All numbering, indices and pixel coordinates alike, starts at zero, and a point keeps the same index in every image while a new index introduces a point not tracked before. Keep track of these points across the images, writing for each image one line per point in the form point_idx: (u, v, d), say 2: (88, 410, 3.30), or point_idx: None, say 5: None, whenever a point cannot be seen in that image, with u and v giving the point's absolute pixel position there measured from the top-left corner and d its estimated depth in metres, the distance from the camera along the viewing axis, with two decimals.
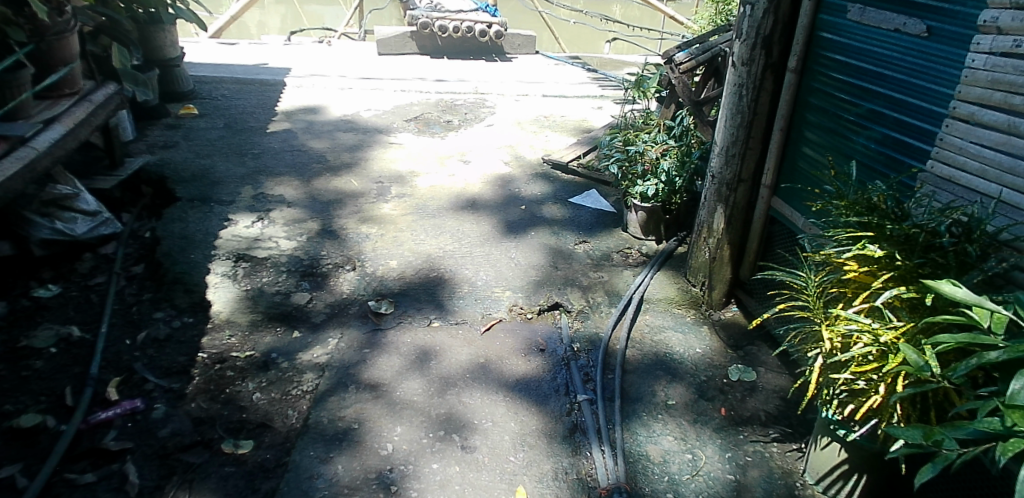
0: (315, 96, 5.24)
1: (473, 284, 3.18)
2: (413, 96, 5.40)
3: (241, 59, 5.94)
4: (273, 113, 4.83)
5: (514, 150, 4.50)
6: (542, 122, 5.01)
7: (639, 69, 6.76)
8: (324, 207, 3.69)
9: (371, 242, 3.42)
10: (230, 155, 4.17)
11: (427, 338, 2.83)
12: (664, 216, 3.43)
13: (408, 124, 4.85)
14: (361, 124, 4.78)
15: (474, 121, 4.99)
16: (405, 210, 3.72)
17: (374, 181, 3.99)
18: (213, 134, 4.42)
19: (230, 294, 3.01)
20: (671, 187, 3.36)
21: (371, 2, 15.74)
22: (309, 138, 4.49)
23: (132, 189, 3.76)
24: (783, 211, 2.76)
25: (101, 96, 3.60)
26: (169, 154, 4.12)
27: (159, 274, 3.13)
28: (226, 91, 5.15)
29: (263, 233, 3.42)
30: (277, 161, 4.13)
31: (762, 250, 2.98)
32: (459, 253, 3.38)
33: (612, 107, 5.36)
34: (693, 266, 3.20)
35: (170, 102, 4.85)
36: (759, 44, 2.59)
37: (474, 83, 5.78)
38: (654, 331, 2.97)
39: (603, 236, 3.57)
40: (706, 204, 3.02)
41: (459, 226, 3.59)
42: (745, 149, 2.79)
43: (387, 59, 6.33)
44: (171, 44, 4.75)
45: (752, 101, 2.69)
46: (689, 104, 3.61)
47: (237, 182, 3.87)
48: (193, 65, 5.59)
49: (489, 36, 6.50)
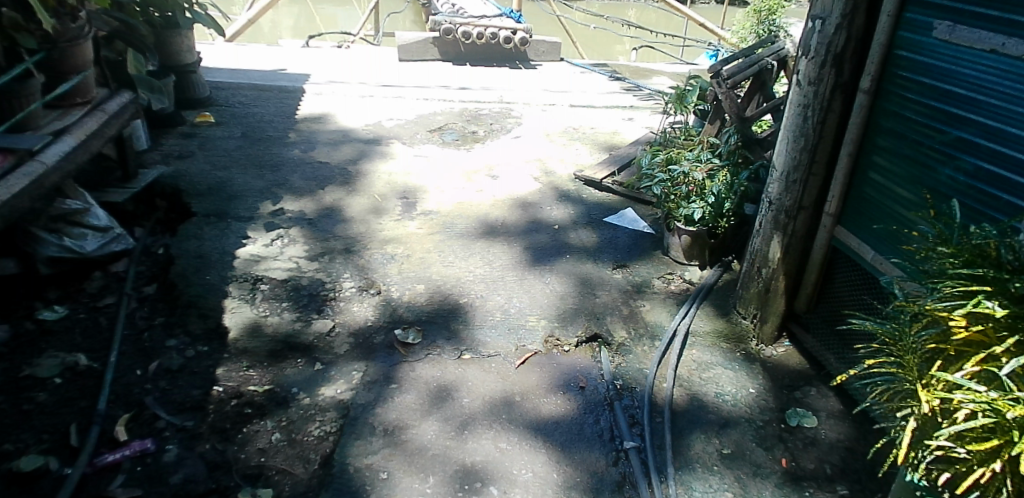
0: (336, 104, 5.05)
1: (506, 311, 2.97)
2: (436, 105, 5.21)
3: (258, 64, 5.77)
4: (292, 122, 4.65)
5: (544, 164, 4.29)
6: (571, 134, 4.80)
7: (667, 78, 6.54)
8: (346, 224, 3.50)
9: (396, 264, 3.22)
10: (247, 166, 3.98)
11: (457, 373, 2.62)
12: (710, 241, 3.21)
13: (431, 135, 4.66)
14: (383, 134, 4.59)
15: (500, 132, 4.79)
16: (431, 229, 3.52)
17: (397, 197, 3.79)
18: (230, 144, 4.24)
19: (247, 320, 2.82)
20: (718, 210, 3.13)
21: (387, 6, 15.60)
22: (330, 149, 4.30)
23: (145, 203, 3.58)
24: (850, 242, 2.54)
25: (115, 105, 3.43)
26: (184, 165, 3.94)
27: (172, 297, 2.95)
28: (243, 98, 4.98)
29: (283, 253, 3.23)
30: (297, 174, 3.95)
31: (821, 282, 2.76)
32: (490, 277, 3.16)
33: (643, 119, 5.15)
34: (744, 296, 2.97)
35: (185, 109, 4.68)
36: (829, 61, 2.38)
37: (499, 92, 5.58)
38: (703, 368, 2.75)
39: (642, 261, 3.35)
40: (761, 231, 2.81)
41: (489, 248, 3.39)
42: (807, 175, 2.58)
43: (408, 66, 6.15)
44: (188, 50, 4.58)
45: (818, 123, 2.48)
46: (736, 120, 3.35)
47: (255, 196, 3.68)
48: (210, 70, 5.42)
49: (513, 43, 6.32)
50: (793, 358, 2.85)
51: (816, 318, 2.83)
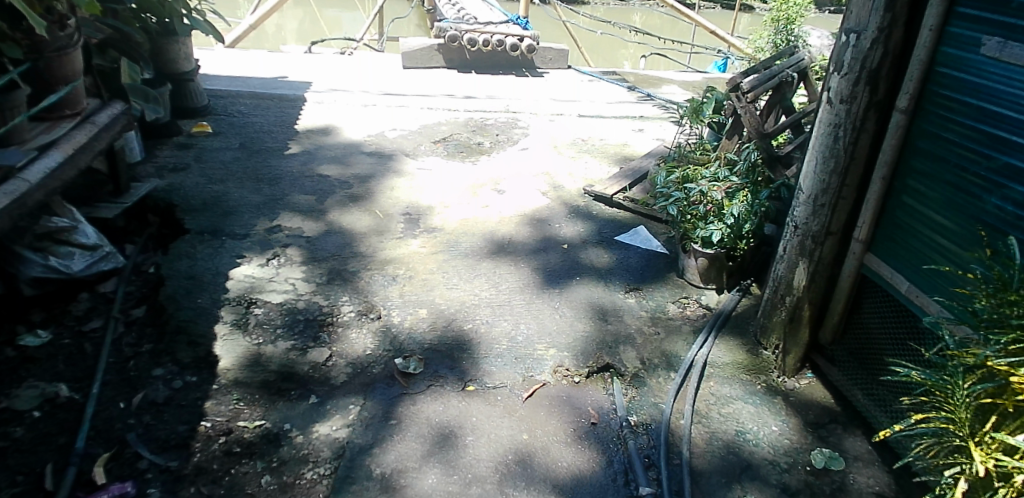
0: (338, 113, 4.90)
1: (513, 339, 2.80)
2: (441, 114, 5.06)
3: (259, 71, 5.63)
4: (292, 132, 4.49)
5: (552, 178, 4.13)
6: (580, 146, 4.64)
7: (677, 87, 6.38)
8: (345, 244, 3.34)
9: (398, 287, 3.06)
10: (244, 180, 3.83)
11: (461, 408, 2.46)
12: (727, 264, 3.05)
13: (435, 146, 4.50)
14: (385, 146, 4.44)
15: (507, 144, 4.63)
16: (434, 248, 3.36)
17: (400, 213, 3.63)
18: (227, 156, 4.09)
19: (240, 348, 2.66)
20: (737, 231, 2.96)
21: (392, 10, 15.49)
22: (330, 162, 4.14)
23: (137, 219, 3.44)
24: (882, 271, 2.37)
25: (105, 117, 3.28)
26: (179, 178, 3.79)
27: (160, 321, 2.79)
28: (242, 107, 4.84)
29: (279, 274, 3.07)
30: (295, 188, 3.80)
31: (849, 312, 2.58)
32: (496, 301, 3.00)
33: (654, 130, 4.99)
34: (765, 324, 2.79)
35: (182, 118, 4.55)
36: (864, 78, 2.22)
37: (505, 101, 5.42)
38: (722, 403, 2.58)
39: (656, 284, 3.18)
40: (785, 256, 2.64)
41: (495, 269, 3.22)
42: (837, 198, 2.41)
43: (412, 73, 6.00)
44: (185, 57, 4.45)
45: (850, 144, 2.32)
46: (755, 136, 3.22)
47: (251, 211, 3.53)
48: (209, 77, 5.28)
49: (519, 50, 6.16)
50: (816, 391, 2.68)
51: (841, 350, 2.65)
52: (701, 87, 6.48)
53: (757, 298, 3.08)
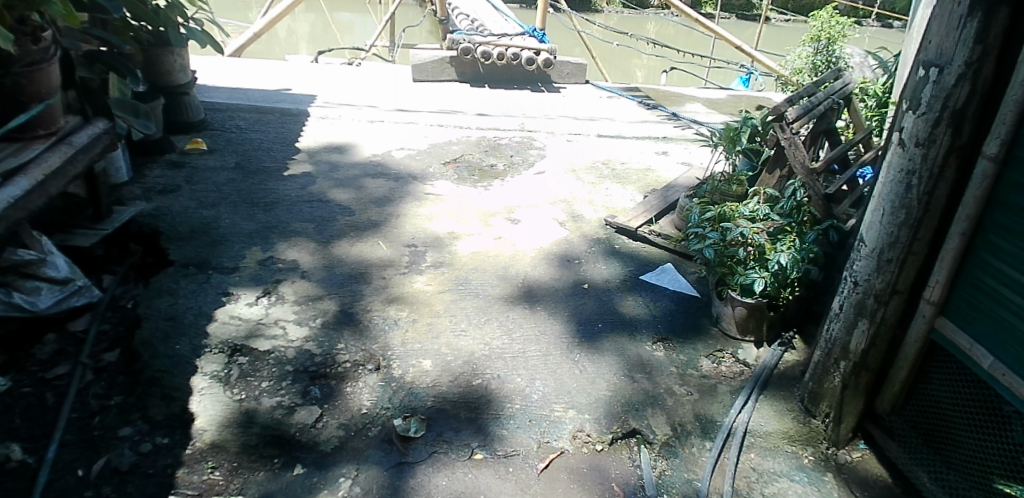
0: (343, 130, 4.61)
1: (527, 398, 2.48)
2: (452, 133, 4.76)
3: (261, 82, 5.35)
4: (292, 151, 4.20)
5: (571, 206, 3.82)
6: (600, 170, 4.34)
7: (701, 105, 6.06)
8: (344, 280, 3.02)
9: (400, 332, 2.74)
10: (238, 204, 3.53)
11: (468, 483, 2.14)
12: (768, 314, 2.73)
13: (445, 168, 4.20)
14: (391, 167, 4.13)
15: (521, 167, 4.32)
16: (441, 286, 3.05)
17: (405, 244, 3.32)
18: (221, 177, 3.80)
19: (219, 406, 2.35)
20: (782, 279, 2.63)
21: (404, 17, 15.29)
22: (331, 185, 3.82)
23: (118, 247, 3.15)
24: (958, 341, 2.04)
25: (85, 137, 2.98)
26: (168, 201, 3.51)
27: (133, 369, 2.48)
28: (241, 122, 4.56)
29: (268, 315, 2.76)
30: (292, 213, 3.48)
31: (914, 380, 2.25)
32: (509, 352, 2.68)
33: (679, 153, 4.69)
34: (814, 390, 2.46)
35: (177, 133, 4.28)
36: (945, 119, 1.90)
37: (520, 118, 5.12)
38: (766, 481, 2.23)
39: (687, 334, 2.86)
40: (840, 315, 2.32)
41: (508, 314, 2.91)
42: (905, 254, 2.09)
43: (423, 87, 5.71)
44: (181, 69, 4.19)
45: (924, 193, 2.00)
46: (802, 172, 2.93)
47: (242, 240, 3.22)
48: (208, 89, 5.01)
49: (535, 64, 5.86)
50: (873, 466, 2.35)
51: (903, 423, 2.32)
52: (727, 105, 6.15)
53: (802, 353, 2.76)
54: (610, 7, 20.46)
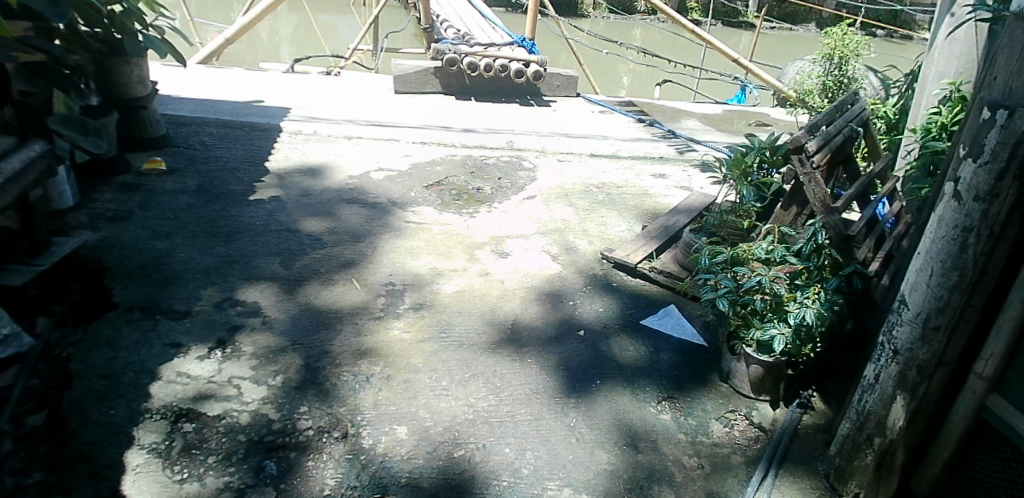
0: (318, 148, 4.28)
1: (516, 473, 2.13)
2: (436, 151, 4.45)
3: (231, 93, 5.00)
4: (261, 172, 3.86)
5: (563, 237, 3.52)
6: (594, 194, 4.04)
7: (698, 121, 5.80)
8: (311, 328, 2.69)
9: (372, 392, 2.41)
10: (196, 234, 3.18)
11: None
12: (786, 373, 2.45)
13: (428, 192, 3.88)
14: (369, 191, 3.80)
15: (510, 191, 4.01)
16: (421, 333, 2.72)
17: (382, 284, 3.00)
18: (180, 201, 3.45)
19: (155, 487, 1.96)
20: (803, 335, 2.36)
21: (389, 21, 14.93)
22: (301, 212, 3.48)
23: (55, 286, 2.75)
24: (1016, 425, 1.76)
25: (16, 163, 2.59)
26: (117, 230, 3.15)
27: (59, 438, 2.08)
28: (206, 138, 4.21)
29: (222, 372, 2.42)
30: (256, 246, 3.14)
31: (957, 460, 1.98)
32: (496, 415, 2.35)
33: (677, 176, 4.42)
34: (841, 466, 2.17)
35: (133, 149, 3.92)
36: (1013, 171, 1.61)
37: (509, 135, 4.80)
38: None
39: (693, 393, 2.55)
40: (875, 385, 2.03)
41: (495, 367, 2.58)
42: (956, 322, 1.80)
43: (405, 100, 5.39)
44: (139, 80, 3.83)
45: (982, 256, 1.71)
46: (823, 212, 2.66)
47: (197, 278, 2.87)
48: (172, 100, 4.64)
49: (525, 77, 5.54)
50: None
51: None
52: (724, 121, 5.89)
53: (823, 416, 2.47)
54: (598, 13, 20.28)
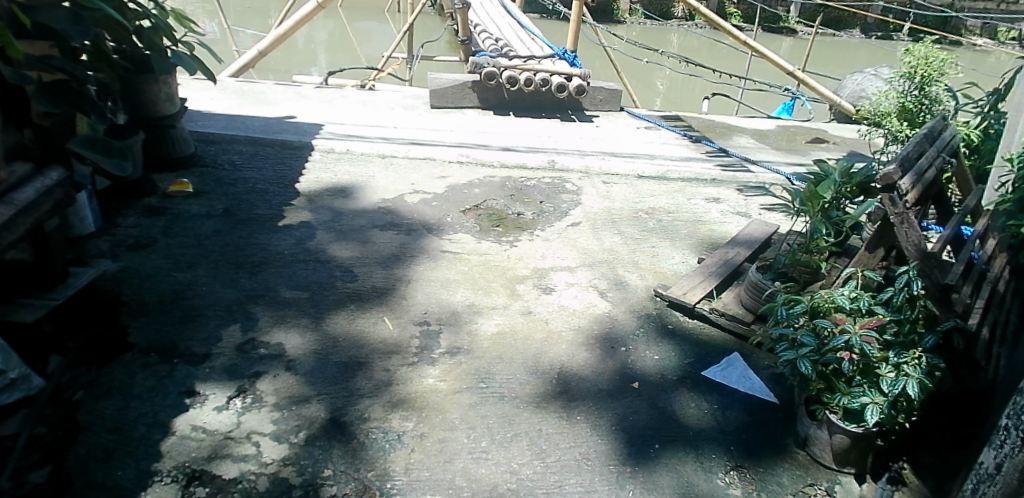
0: (351, 167, 4.07)
1: None
2: (473, 171, 4.20)
3: (263, 108, 4.85)
4: (290, 194, 3.66)
5: (612, 270, 3.23)
6: (644, 221, 3.74)
7: (750, 138, 5.45)
8: (338, 373, 2.41)
9: (404, 453, 2.13)
10: (221, 265, 2.98)
11: None
12: (877, 444, 2.11)
13: (465, 217, 3.64)
14: (403, 215, 3.57)
15: (553, 216, 3.74)
16: (459, 382, 2.46)
17: (416, 321, 2.73)
18: (205, 227, 3.27)
19: None
20: (902, 404, 2.02)
21: (424, 30, 14.85)
22: (331, 238, 3.25)
23: (70, 322, 2.56)
24: None
25: (31, 193, 2.39)
26: (138, 259, 2.98)
27: None
28: (236, 156, 4.04)
29: (240, 427, 2.18)
30: (283, 278, 2.92)
31: None
32: (543, 486, 2.05)
33: (732, 201, 4.09)
34: None
35: (160, 170, 3.77)
36: None
37: (550, 153, 4.53)
38: None
39: (766, 462, 2.22)
40: (996, 476, 1.68)
41: (540, 425, 2.29)
42: None
43: (442, 115, 5.17)
44: (167, 99, 3.69)
45: None
46: (916, 257, 2.32)
47: (219, 316, 2.66)
48: (203, 116, 4.50)
49: (567, 92, 5.26)
50: None
51: None
52: (779, 138, 5.53)
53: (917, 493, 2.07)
54: (634, 19, 19.94)
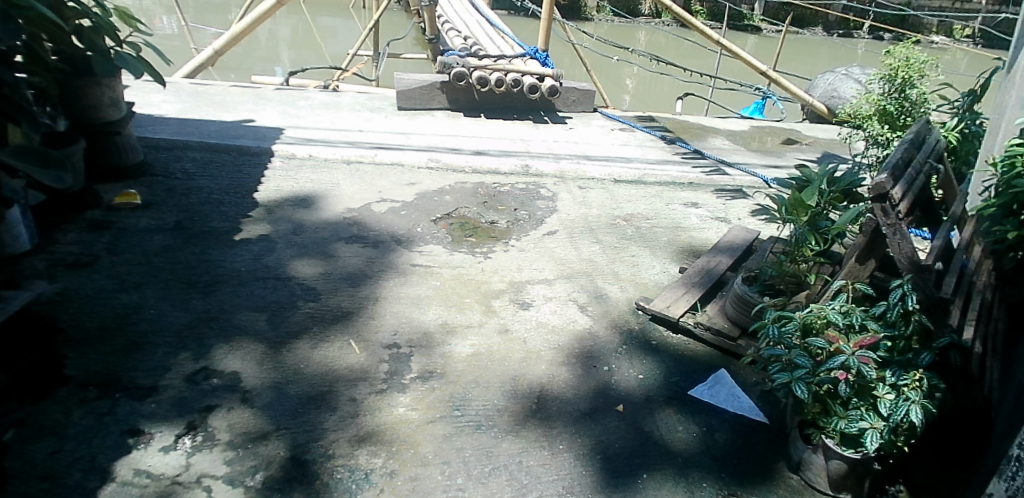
0: (314, 174, 3.85)
1: None
2: (443, 177, 4.02)
3: (219, 111, 4.58)
4: (248, 205, 3.43)
5: (592, 282, 3.09)
6: (622, 228, 3.61)
7: (724, 139, 5.37)
8: (300, 405, 2.21)
9: (373, 494, 1.94)
10: (171, 284, 2.74)
11: None
12: (875, 469, 2.01)
13: (436, 227, 3.46)
14: (370, 226, 3.37)
15: (528, 224, 3.58)
16: (432, 410, 2.28)
17: (385, 345, 2.54)
18: (154, 242, 3.02)
19: None
20: (902, 429, 1.93)
21: (391, 27, 14.54)
22: (292, 253, 3.04)
23: None
24: None
25: None
26: (78, 279, 2.72)
27: None
28: (189, 164, 3.78)
29: (189, 469, 1.96)
30: (240, 298, 2.70)
31: None
32: None
33: (710, 206, 3.99)
34: None
35: (105, 179, 3.50)
36: None
37: (523, 157, 4.37)
38: None
39: (761, 489, 2.09)
40: None
41: (520, 456, 2.12)
42: None
43: (409, 118, 4.97)
44: (111, 104, 3.43)
45: None
46: (908, 269, 2.22)
47: (168, 342, 2.42)
48: (153, 120, 4.22)
49: (539, 92, 5.09)
50: None
51: None
52: (753, 139, 5.47)
53: None
54: (602, 16, 19.92)
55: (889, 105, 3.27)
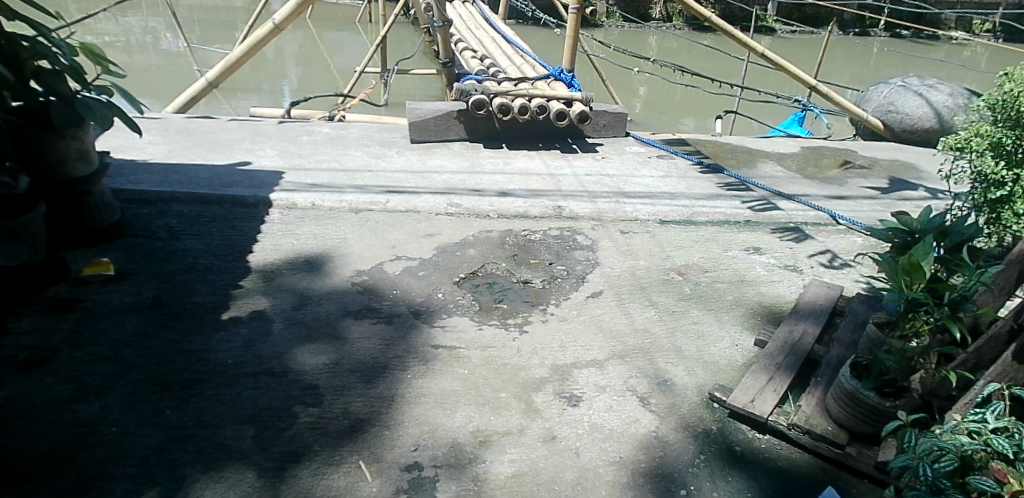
0: (317, 228, 3.35)
1: None
2: (465, 224, 3.51)
3: (213, 153, 4.11)
4: (241, 271, 2.94)
5: (653, 363, 2.55)
6: (678, 285, 3.07)
7: (775, 164, 4.81)
8: None
9: None
10: (140, 387, 2.24)
11: None
12: None
13: (460, 292, 2.94)
14: (383, 295, 2.86)
15: (567, 283, 3.05)
16: None
17: (405, 468, 2.01)
18: (125, 327, 2.53)
19: None
20: None
21: (399, 41, 14.13)
22: (291, 338, 2.53)
23: None
24: None
25: None
26: (26, 382, 2.22)
27: None
28: (175, 221, 3.30)
29: None
30: (224, 405, 2.19)
31: None
32: None
33: (776, 252, 3.43)
34: None
35: (76, 244, 3.02)
36: None
37: (554, 197, 3.85)
38: None
39: None
40: None
41: None
42: None
43: (424, 152, 4.48)
44: (79, 156, 2.91)
45: None
46: None
47: (131, 475, 1.92)
48: (137, 168, 3.75)
49: (568, 119, 4.55)
50: None
51: None
52: (806, 162, 4.90)
53: None
54: (615, 22, 19.40)
55: (1005, 137, 2.66)
